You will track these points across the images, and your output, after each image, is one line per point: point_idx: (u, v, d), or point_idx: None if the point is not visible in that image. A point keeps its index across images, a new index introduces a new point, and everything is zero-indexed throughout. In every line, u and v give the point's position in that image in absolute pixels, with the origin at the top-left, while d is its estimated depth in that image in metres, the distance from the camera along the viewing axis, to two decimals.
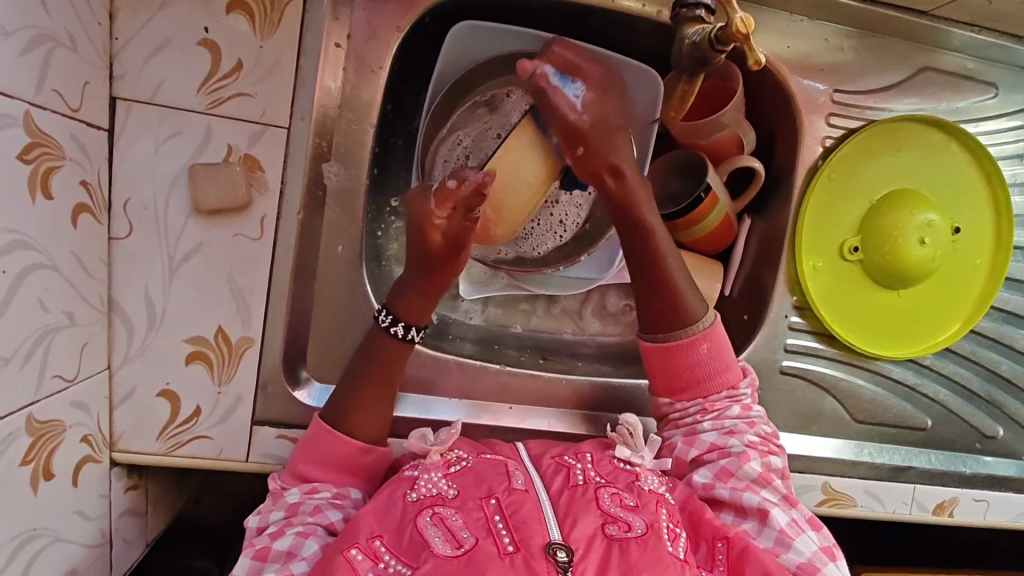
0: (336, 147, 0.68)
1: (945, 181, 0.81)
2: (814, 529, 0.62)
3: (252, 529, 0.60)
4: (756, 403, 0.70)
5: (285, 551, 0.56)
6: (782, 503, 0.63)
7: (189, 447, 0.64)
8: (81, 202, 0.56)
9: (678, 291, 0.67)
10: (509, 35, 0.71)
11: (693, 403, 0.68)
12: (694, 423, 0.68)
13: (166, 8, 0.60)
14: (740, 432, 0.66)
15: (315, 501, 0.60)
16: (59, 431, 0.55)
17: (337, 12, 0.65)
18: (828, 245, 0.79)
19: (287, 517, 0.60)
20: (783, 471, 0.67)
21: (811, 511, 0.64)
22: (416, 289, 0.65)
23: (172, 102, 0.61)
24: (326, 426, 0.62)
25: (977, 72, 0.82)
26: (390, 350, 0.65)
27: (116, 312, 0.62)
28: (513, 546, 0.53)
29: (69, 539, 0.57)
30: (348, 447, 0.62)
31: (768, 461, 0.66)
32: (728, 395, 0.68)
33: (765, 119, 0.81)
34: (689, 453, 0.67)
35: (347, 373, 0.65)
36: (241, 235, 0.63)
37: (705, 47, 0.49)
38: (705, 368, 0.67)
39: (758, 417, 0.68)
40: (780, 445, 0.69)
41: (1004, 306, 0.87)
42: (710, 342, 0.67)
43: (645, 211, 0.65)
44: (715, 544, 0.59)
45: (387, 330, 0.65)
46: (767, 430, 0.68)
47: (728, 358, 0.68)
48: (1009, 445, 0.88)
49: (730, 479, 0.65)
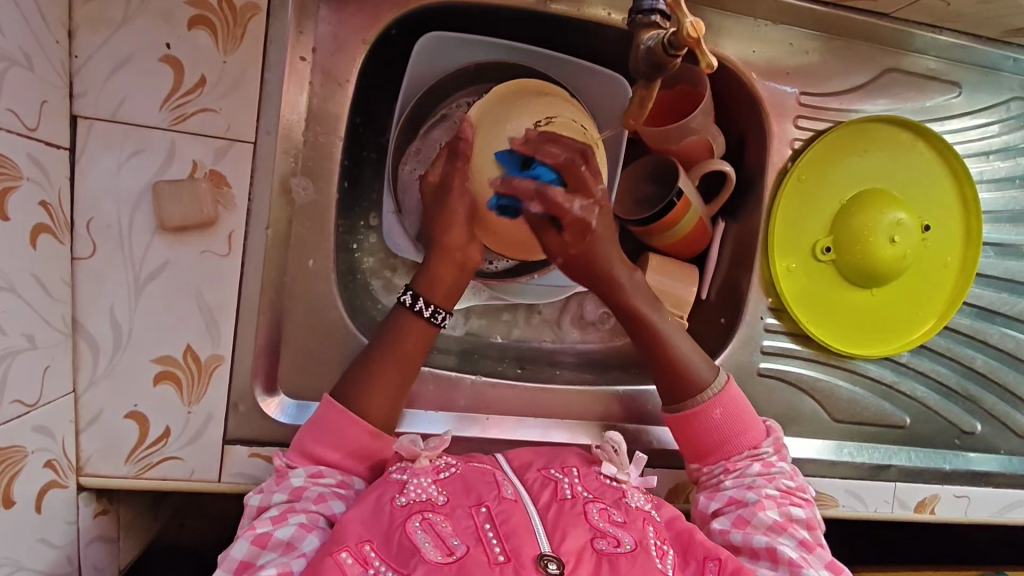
0: (304, 161, 0.68)
1: (915, 180, 0.82)
2: (830, 571, 0.61)
3: (252, 508, 0.60)
4: (781, 460, 0.69)
5: (285, 541, 0.56)
6: (799, 548, 0.62)
7: (159, 469, 0.63)
8: (41, 222, 0.55)
9: (677, 356, 0.69)
10: (436, 46, 0.71)
11: (716, 466, 0.69)
12: (717, 482, 0.68)
13: (127, 24, 0.59)
14: (759, 487, 0.66)
15: (319, 488, 0.60)
16: (21, 456, 0.53)
17: (302, 25, 0.65)
18: (801, 245, 0.80)
19: (289, 501, 0.59)
20: (807, 522, 0.65)
21: (832, 555, 0.63)
22: (440, 279, 0.66)
23: (136, 120, 0.60)
24: (338, 406, 0.62)
25: (941, 72, 0.83)
26: (405, 326, 0.65)
27: (81, 333, 0.61)
28: (504, 557, 0.52)
29: (33, 567, 0.55)
30: (361, 431, 0.62)
31: (787, 512, 0.65)
32: (749, 455, 0.68)
33: (735, 124, 0.82)
34: (709, 506, 0.67)
35: (353, 363, 0.65)
36: (208, 252, 0.62)
37: (659, 51, 0.48)
38: (720, 433, 0.68)
39: (780, 472, 0.68)
40: (807, 497, 0.68)
41: (976, 301, 0.88)
42: (722, 407, 0.68)
43: (647, 308, 0.68)
44: (706, 563, 0.59)
45: (398, 299, 0.67)
46: (790, 484, 0.67)
47: (746, 418, 0.69)
48: (988, 440, 0.88)
49: (746, 526, 0.64)
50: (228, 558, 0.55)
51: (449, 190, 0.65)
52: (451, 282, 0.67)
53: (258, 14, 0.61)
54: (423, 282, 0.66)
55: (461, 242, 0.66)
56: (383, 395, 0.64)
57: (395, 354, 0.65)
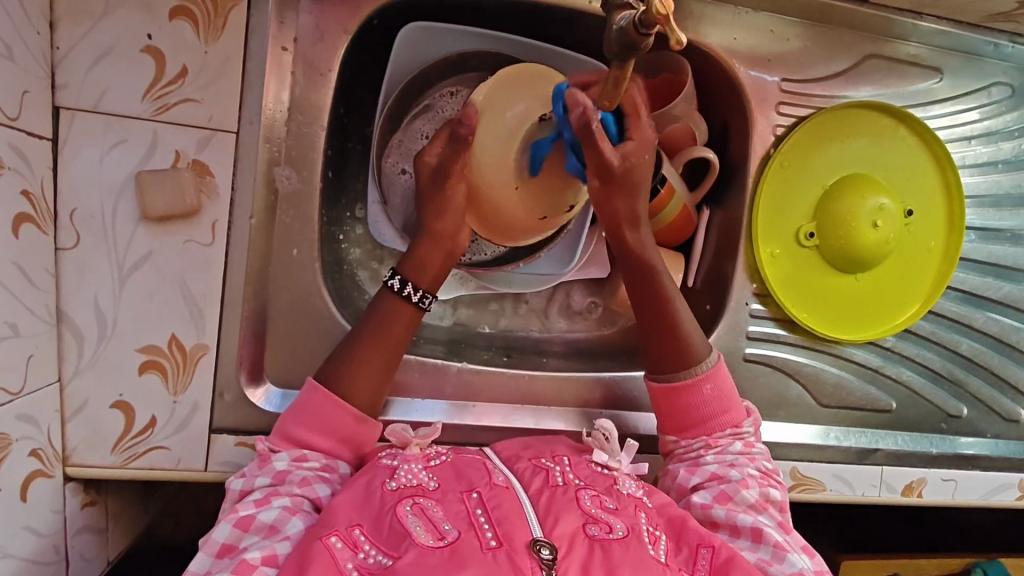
0: (288, 151, 0.68)
1: (897, 165, 0.82)
2: (807, 554, 0.62)
3: (234, 491, 0.60)
4: (759, 441, 0.70)
5: (269, 524, 0.56)
6: (776, 529, 0.64)
7: (145, 459, 0.63)
8: (23, 211, 0.55)
9: (684, 327, 0.70)
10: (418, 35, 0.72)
11: (696, 441, 0.69)
12: (698, 456, 0.68)
13: (108, 16, 0.59)
14: (740, 466, 0.67)
15: (302, 472, 0.60)
16: (5, 444, 0.54)
17: (283, 16, 0.66)
18: (784, 231, 0.80)
19: (272, 484, 0.59)
20: (780, 504, 0.67)
21: (806, 537, 0.65)
22: (431, 262, 0.67)
23: (119, 111, 0.60)
24: (322, 390, 0.62)
25: (922, 58, 0.83)
26: (389, 309, 0.66)
27: (66, 323, 0.61)
28: (496, 541, 0.52)
29: (20, 555, 0.56)
30: (345, 414, 0.62)
31: (766, 492, 0.66)
32: (730, 432, 0.69)
33: (718, 111, 0.83)
34: (690, 480, 0.67)
35: (337, 348, 0.66)
36: (192, 241, 0.63)
37: (631, 30, 0.48)
38: (706, 408, 0.69)
39: (759, 453, 0.69)
40: (780, 480, 0.69)
41: (961, 286, 0.88)
42: (713, 381, 0.69)
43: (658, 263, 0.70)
44: (699, 549, 0.59)
45: (385, 284, 0.67)
46: (768, 466, 0.68)
47: (729, 397, 0.70)
48: (974, 423, 0.89)
49: (728, 501, 0.65)
50: (210, 541, 0.55)
51: (447, 176, 0.64)
52: (440, 266, 0.68)
53: (239, 5, 0.62)
54: (411, 266, 0.67)
55: (453, 229, 0.67)
56: (367, 379, 0.64)
57: (376, 339, 0.65)
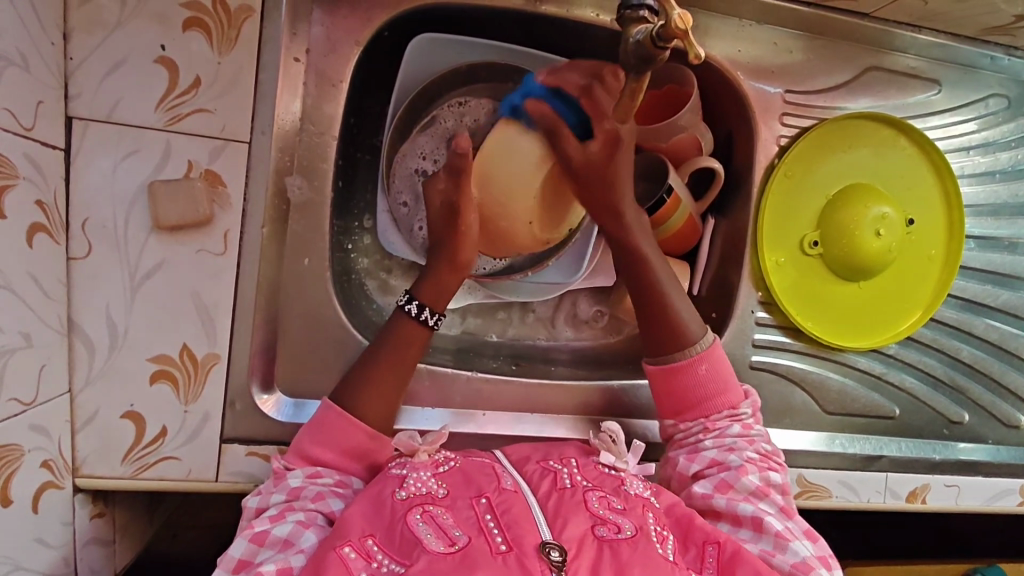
0: (300, 160, 0.69)
1: (898, 175, 0.84)
2: (810, 540, 0.61)
3: (251, 510, 0.60)
4: (758, 424, 0.71)
5: (283, 538, 0.55)
6: (779, 514, 0.64)
7: (155, 469, 0.63)
8: (37, 221, 0.55)
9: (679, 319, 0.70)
10: (429, 47, 0.73)
11: (695, 423, 0.70)
12: (697, 442, 0.69)
13: (122, 27, 0.59)
14: (740, 449, 0.67)
15: (316, 487, 0.60)
16: (17, 455, 0.53)
17: (295, 27, 0.66)
18: (789, 240, 0.81)
19: (287, 501, 0.59)
20: (783, 487, 0.67)
21: (808, 523, 0.64)
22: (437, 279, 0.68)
23: (131, 121, 0.61)
24: (336, 407, 0.63)
25: (921, 70, 0.85)
26: (405, 331, 0.66)
27: (77, 333, 0.61)
28: (506, 546, 0.52)
29: (30, 567, 0.55)
30: (360, 432, 0.63)
31: (767, 476, 0.66)
32: (728, 414, 0.69)
33: (722, 122, 0.84)
34: (691, 468, 0.68)
35: (353, 367, 0.66)
36: (204, 251, 0.63)
37: (648, 44, 0.49)
38: (705, 387, 0.69)
39: (758, 435, 0.69)
40: (781, 462, 0.69)
41: (961, 293, 0.90)
42: (709, 362, 0.69)
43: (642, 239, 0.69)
44: (705, 548, 0.59)
45: (402, 308, 0.67)
46: (767, 447, 0.69)
47: (729, 379, 0.70)
48: (975, 429, 0.90)
49: (729, 490, 0.65)
50: (227, 557, 0.55)
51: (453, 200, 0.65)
52: (448, 284, 0.68)
53: (252, 16, 0.62)
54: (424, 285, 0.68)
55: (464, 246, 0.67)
56: (382, 402, 0.65)
57: (392, 363, 0.65)
